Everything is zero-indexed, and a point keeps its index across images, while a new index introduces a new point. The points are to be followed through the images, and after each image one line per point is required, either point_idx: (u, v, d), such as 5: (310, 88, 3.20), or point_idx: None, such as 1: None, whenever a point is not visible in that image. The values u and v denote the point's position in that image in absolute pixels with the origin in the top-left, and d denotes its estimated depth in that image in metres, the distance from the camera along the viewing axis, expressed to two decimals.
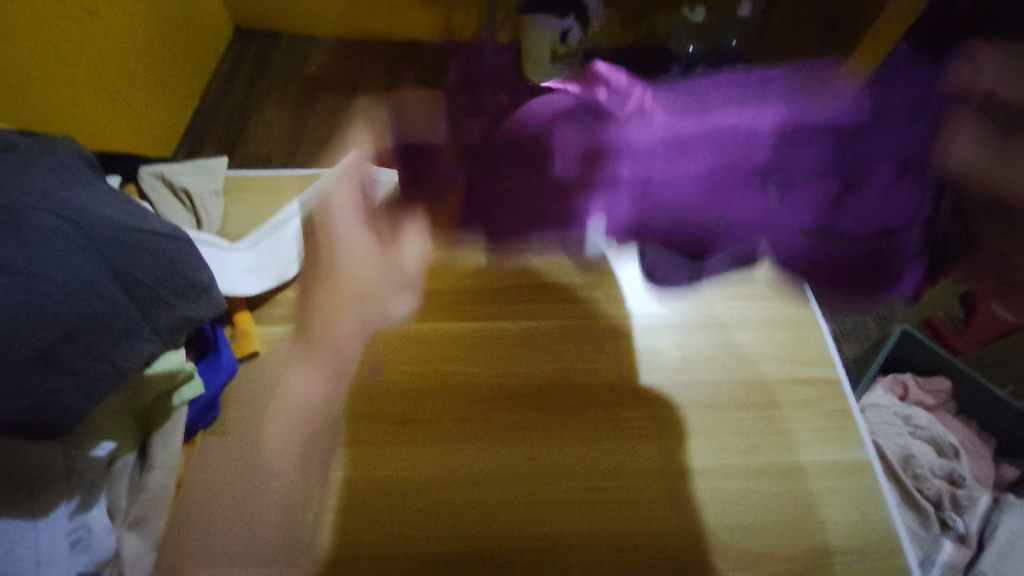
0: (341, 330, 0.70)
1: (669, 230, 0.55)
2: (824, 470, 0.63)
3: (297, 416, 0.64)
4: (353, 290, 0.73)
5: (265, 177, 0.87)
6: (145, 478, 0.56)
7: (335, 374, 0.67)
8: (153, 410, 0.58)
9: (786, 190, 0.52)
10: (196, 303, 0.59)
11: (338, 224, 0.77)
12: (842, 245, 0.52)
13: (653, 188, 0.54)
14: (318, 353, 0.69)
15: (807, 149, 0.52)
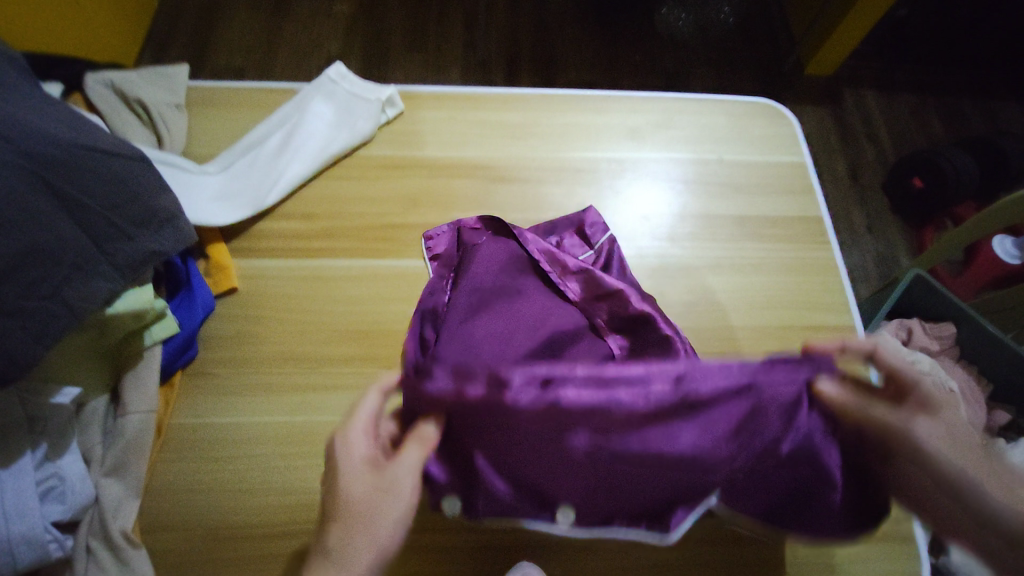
0: (365, 499, 0.44)
1: (604, 444, 0.42)
2: None
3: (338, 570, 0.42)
4: (363, 476, 0.45)
5: (235, 89, 0.77)
6: (122, 423, 0.51)
7: (370, 537, 0.43)
8: (122, 350, 0.53)
9: (678, 441, 0.41)
10: (160, 234, 0.52)
11: (357, 425, 0.47)
12: (809, 506, 0.48)
13: (604, 440, 0.41)
14: (350, 514, 0.44)
15: (701, 401, 0.40)
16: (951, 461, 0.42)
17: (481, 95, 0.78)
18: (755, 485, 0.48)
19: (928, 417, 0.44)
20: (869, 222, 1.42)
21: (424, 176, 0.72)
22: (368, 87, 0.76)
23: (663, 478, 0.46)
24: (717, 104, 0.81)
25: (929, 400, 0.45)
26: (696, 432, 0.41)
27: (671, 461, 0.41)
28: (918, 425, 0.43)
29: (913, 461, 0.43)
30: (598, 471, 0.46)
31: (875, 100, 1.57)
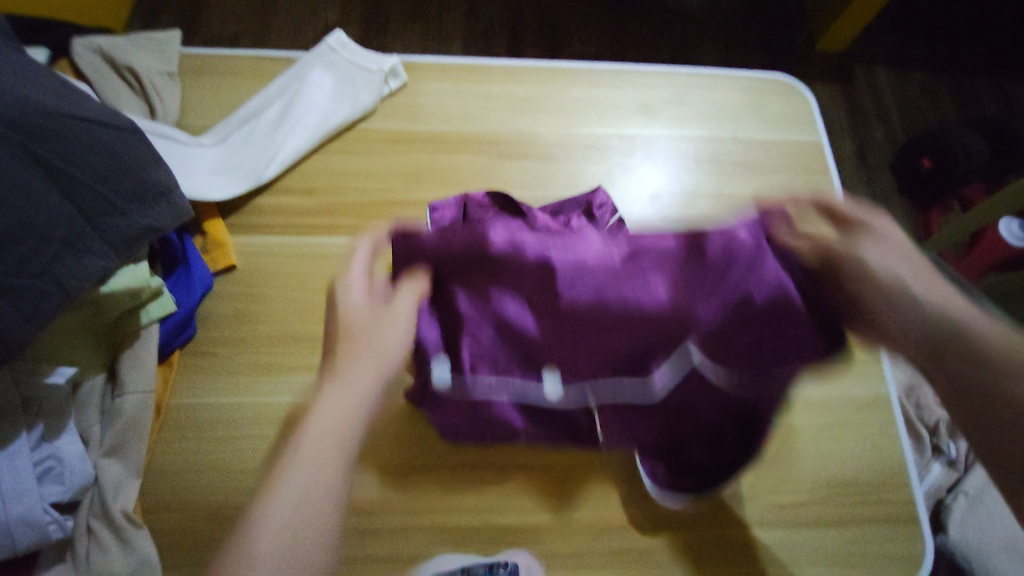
0: (362, 331, 0.42)
1: (575, 289, 0.45)
2: (842, 405, 0.61)
3: (332, 393, 0.38)
4: (359, 311, 0.43)
5: (230, 56, 0.73)
6: (118, 403, 0.50)
7: (369, 356, 0.40)
8: (117, 329, 0.51)
9: (637, 284, 0.46)
10: (154, 209, 0.50)
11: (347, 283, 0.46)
12: (795, 355, 0.45)
13: (581, 287, 0.45)
14: (344, 344, 0.41)
15: (646, 254, 0.48)
16: (890, 277, 0.43)
17: (486, 67, 0.75)
18: (745, 353, 0.46)
19: (873, 247, 0.45)
20: (875, 202, 1.39)
21: (428, 151, 0.69)
22: (369, 56, 0.72)
23: (638, 327, 0.46)
24: (732, 79, 0.78)
25: (870, 233, 0.46)
26: (655, 276, 0.47)
27: (647, 310, 0.45)
28: (862, 254, 0.45)
29: (890, 305, 0.42)
30: (581, 320, 0.46)
31: (887, 76, 1.52)
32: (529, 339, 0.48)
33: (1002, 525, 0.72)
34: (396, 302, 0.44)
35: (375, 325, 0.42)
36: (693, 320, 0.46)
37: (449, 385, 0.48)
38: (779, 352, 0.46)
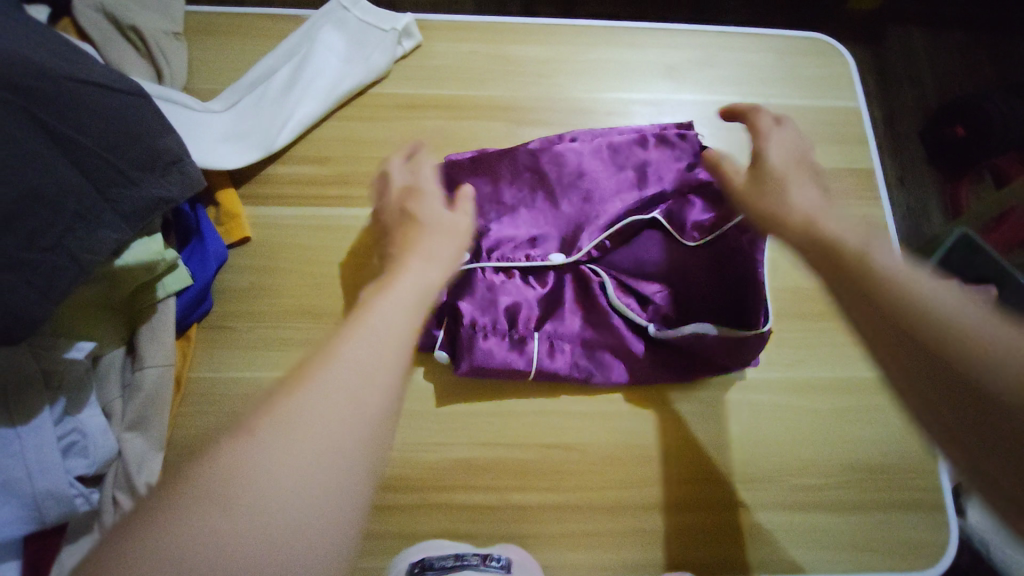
0: (428, 216, 0.52)
1: (572, 177, 0.60)
2: (869, 386, 0.59)
3: (409, 255, 0.47)
4: (423, 203, 0.54)
5: (235, 15, 0.70)
6: (139, 376, 0.49)
7: (439, 233, 0.50)
8: (135, 302, 0.50)
9: (614, 167, 0.61)
10: (164, 179, 0.47)
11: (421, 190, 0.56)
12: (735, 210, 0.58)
13: (576, 175, 0.60)
14: (415, 224, 0.51)
15: (626, 149, 0.61)
16: (797, 191, 0.45)
17: (504, 26, 0.71)
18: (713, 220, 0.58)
19: (778, 161, 0.48)
20: (902, 172, 1.32)
21: (444, 117, 0.66)
22: (381, 14, 0.68)
23: (621, 202, 0.60)
24: (766, 40, 0.73)
25: (775, 141, 0.50)
26: (633, 153, 0.61)
27: (625, 193, 0.60)
28: (768, 160, 0.48)
29: (826, 247, 0.39)
30: (581, 185, 0.60)
31: (922, 35, 1.42)
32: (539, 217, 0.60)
33: None
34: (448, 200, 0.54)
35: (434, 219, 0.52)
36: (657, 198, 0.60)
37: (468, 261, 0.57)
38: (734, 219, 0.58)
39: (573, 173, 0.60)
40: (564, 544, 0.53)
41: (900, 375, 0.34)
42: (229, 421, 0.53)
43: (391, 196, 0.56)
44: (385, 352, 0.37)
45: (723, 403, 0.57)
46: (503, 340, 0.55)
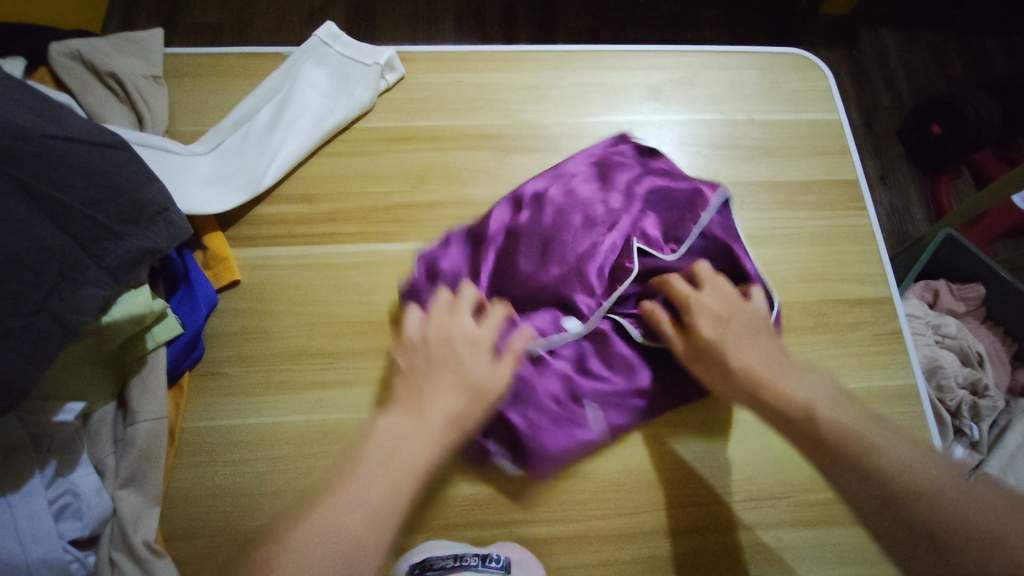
0: (474, 367, 0.48)
1: (540, 237, 0.58)
2: (867, 397, 0.59)
3: (434, 423, 0.45)
4: (471, 343, 0.50)
5: (216, 56, 0.70)
6: (132, 432, 0.49)
7: (476, 400, 0.47)
8: (124, 356, 0.50)
9: (571, 204, 0.59)
10: (151, 230, 0.47)
11: (460, 312, 0.52)
12: (689, 202, 0.59)
13: (544, 230, 0.58)
14: (457, 371, 0.48)
15: (576, 188, 0.60)
16: (750, 353, 0.48)
17: (486, 55, 0.71)
18: (676, 221, 0.58)
19: (718, 320, 0.51)
20: (883, 172, 1.34)
21: (430, 149, 0.66)
22: (363, 49, 0.69)
23: (599, 233, 0.58)
24: (744, 56, 0.75)
25: (712, 294, 0.52)
26: (588, 192, 0.60)
27: (599, 226, 0.58)
28: (714, 312, 0.51)
29: (771, 408, 0.45)
30: (553, 239, 0.57)
31: (893, 38, 1.46)
32: (531, 288, 0.56)
33: None
34: (487, 337, 0.51)
35: (467, 360, 0.49)
36: (632, 217, 0.59)
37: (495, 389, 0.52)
38: (698, 210, 0.58)
39: (541, 230, 0.58)
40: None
41: (869, 507, 0.39)
42: (226, 470, 0.52)
43: (438, 317, 0.51)
44: (372, 531, 0.38)
45: (725, 423, 0.57)
46: (559, 420, 0.53)
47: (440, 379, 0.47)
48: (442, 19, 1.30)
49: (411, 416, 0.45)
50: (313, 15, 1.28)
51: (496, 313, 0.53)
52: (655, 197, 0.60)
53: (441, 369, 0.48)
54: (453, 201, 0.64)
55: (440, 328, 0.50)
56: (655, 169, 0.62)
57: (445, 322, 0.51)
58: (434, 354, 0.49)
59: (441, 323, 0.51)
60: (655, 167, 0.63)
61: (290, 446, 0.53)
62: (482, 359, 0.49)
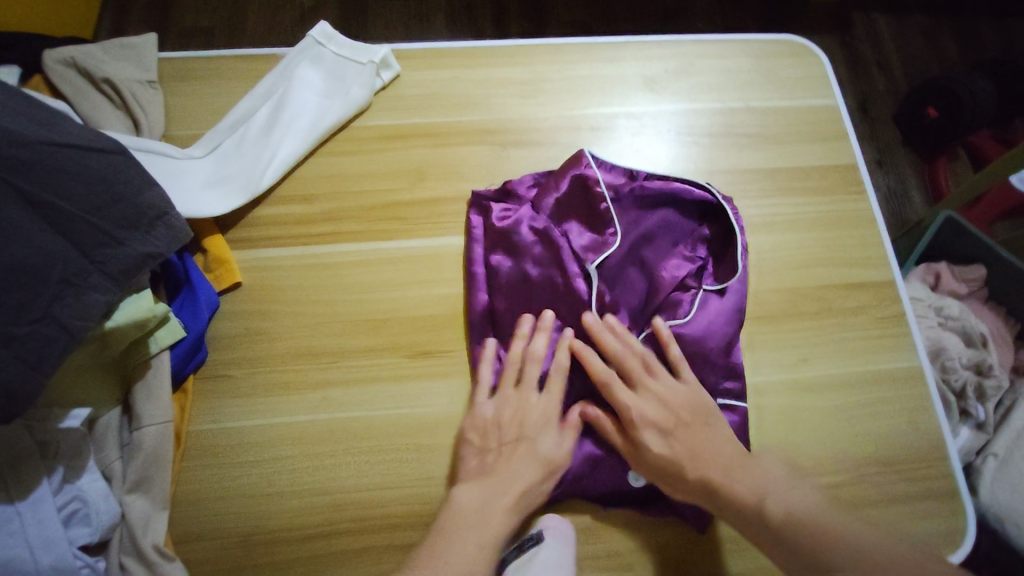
0: (546, 441, 0.51)
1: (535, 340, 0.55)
2: (874, 379, 0.59)
3: (512, 495, 0.48)
4: (541, 417, 0.51)
5: (210, 59, 0.69)
6: (138, 436, 0.48)
7: (549, 474, 0.50)
8: (127, 361, 0.49)
9: (509, 287, 0.57)
10: (151, 234, 0.46)
11: (527, 379, 0.53)
12: (591, 197, 0.59)
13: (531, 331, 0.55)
14: (529, 449, 0.50)
15: (502, 276, 0.57)
16: (692, 453, 0.49)
17: (481, 50, 0.71)
18: (591, 209, 0.59)
19: (656, 430, 0.51)
20: (881, 156, 1.34)
21: (428, 145, 0.66)
22: (357, 47, 0.68)
23: (558, 284, 0.57)
24: (740, 44, 0.74)
25: (646, 397, 0.52)
26: (522, 263, 0.57)
27: (557, 280, 0.57)
28: (656, 424, 0.51)
29: (727, 506, 0.47)
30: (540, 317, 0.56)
31: (887, 22, 1.45)
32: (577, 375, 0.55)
33: None
34: (555, 403, 0.52)
35: (537, 433, 0.51)
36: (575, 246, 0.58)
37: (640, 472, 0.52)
38: (593, 187, 0.59)
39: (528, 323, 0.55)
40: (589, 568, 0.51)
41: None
42: (232, 473, 0.52)
43: (507, 390, 0.53)
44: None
45: None
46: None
47: (513, 456, 0.50)
48: (434, 17, 1.30)
49: (484, 494, 0.48)
50: (305, 16, 1.28)
51: (559, 378, 0.53)
52: (562, 213, 0.60)
53: (512, 445, 0.50)
54: (452, 197, 0.64)
55: (510, 397, 0.53)
56: (547, 186, 0.61)
57: (513, 392, 0.53)
58: (508, 426, 0.51)
59: (511, 392, 0.53)
60: (530, 196, 0.61)
61: (294, 446, 0.53)
62: (551, 431, 0.51)
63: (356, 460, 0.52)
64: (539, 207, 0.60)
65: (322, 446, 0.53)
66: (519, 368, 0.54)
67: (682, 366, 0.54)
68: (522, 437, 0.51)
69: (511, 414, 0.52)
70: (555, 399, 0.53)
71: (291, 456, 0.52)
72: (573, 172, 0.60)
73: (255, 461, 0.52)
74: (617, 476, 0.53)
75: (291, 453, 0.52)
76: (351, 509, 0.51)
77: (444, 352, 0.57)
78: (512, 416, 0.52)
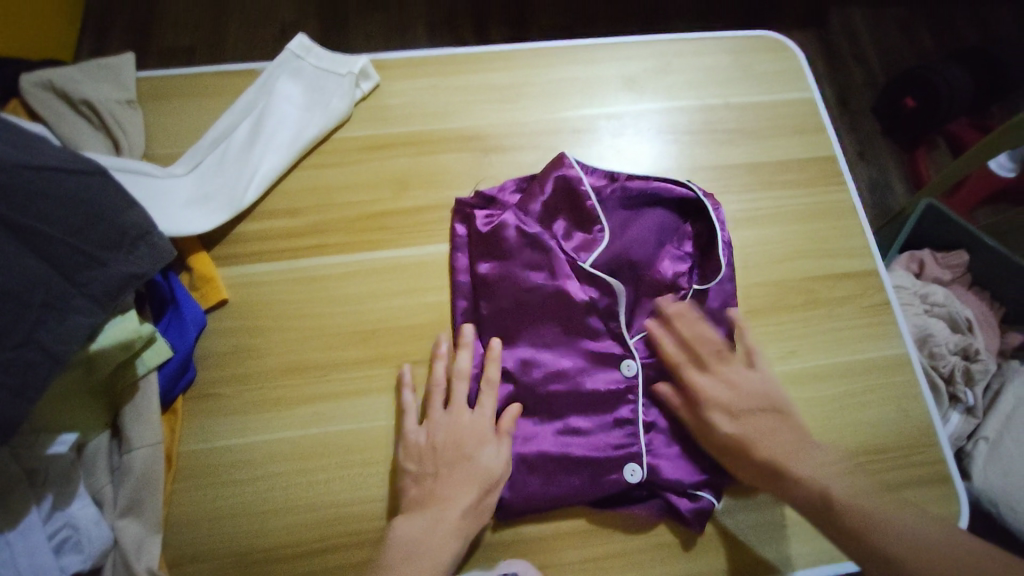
0: (483, 455, 0.50)
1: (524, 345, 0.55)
2: (862, 368, 0.60)
3: (453, 516, 0.48)
4: (474, 433, 0.51)
5: (190, 76, 0.69)
6: (127, 460, 0.48)
7: (488, 487, 0.49)
8: (115, 383, 0.49)
9: (495, 292, 0.57)
10: (133, 256, 0.46)
11: (454, 394, 0.53)
12: (575, 199, 0.60)
13: (520, 336, 0.56)
14: (465, 466, 0.49)
15: (488, 281, 0.57)
16: (756, 436, 0.51)
17: (460, 57, 0.71)
18: (578, 210, 0.60)
19: (724, 412, 0.52)
20: (862, 147, 1.35)
21: (412, 154, 0.66)
22: (336, 59, 0.68)
23: (545, 286, 0.56)
24: (717, 42, 0.75)
25: (715, 380, 0.54)
26: (511, 268, 0.57)
27: (543, 283, 0.56)
28: (729, 404, 0.53)
29: (789, 489, 0.49)
30: (530, 321, 0.56)
31: (862, 16, 1.48)
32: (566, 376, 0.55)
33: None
34: (486, 413, 0.52)
35: (469, 448, 0.50)
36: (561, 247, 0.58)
37: (636, 473, 0.52)
38: (578, 187, 0.59)
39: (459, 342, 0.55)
40: (587, 571, 0.51)
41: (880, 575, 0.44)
42: (225, 492, 0.51)
43: (437, 412, 0.52)
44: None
45: None
46: (677, 440, 0.54)
47: (448, 475, 0.49)
48: (415, 26, 1.30)
49: (426, 519, 0.47)
50: (286, 29, 1.28)
51: (489, 392, 0.53)
52: (550, 217, 0.60)
53: (447, 464, 0.50)
54: (438, 205, 0.64)
55: (438, 416, 0.52)
56: (531, 191, 0.61)
57: (440, 411, 0.52)
58: (439, 446, 0.51)
59: (438, 412, 0.52)
60: (514, 202, 0.61)
61: (287, 462, 0.52)
62: (484, 441, 0.51)
63: (350, 473, 0.52)
64: (525, 212, 0.60)
65: (315, 461, 0.52)
66: (442, 385, 0.54)
67: (752, 355, 0.56)
68: (456, 454, 0.50)
69: (441, 435, 0.51)
70: (484, 410, 0.52)
71: (283, 473, 0.52)
72: (556, 175, 0.60)
73: (248, 478, 0.52)
74: (618, 479, 0.52)
75: (284, 469, 0.52)
76: (346, 523, 0.51)
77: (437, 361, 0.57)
78: (444, 435, 0.51)
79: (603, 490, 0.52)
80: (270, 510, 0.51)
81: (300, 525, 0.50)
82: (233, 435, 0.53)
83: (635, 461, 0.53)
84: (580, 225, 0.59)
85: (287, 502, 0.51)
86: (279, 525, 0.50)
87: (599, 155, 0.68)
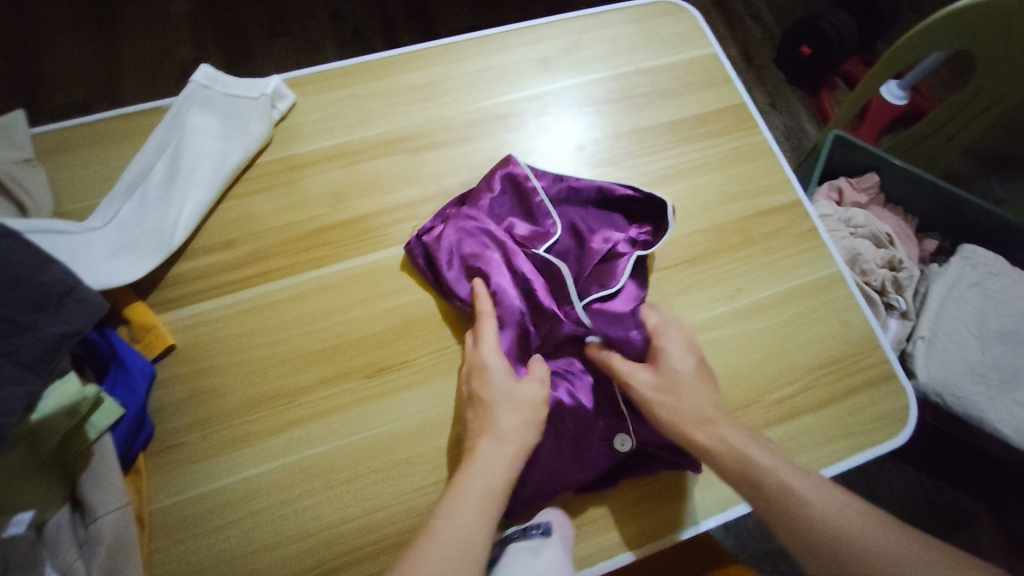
0: (504, 386, 0.51)
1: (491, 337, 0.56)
2: (806, 291, 0.64)
3: (491, 443, 0.47)
4: (490, 368, 0.52)
5: (88, 123, 0.66)
6: (95, 529, 0.45)
7: (522, 411, 0.50)
8: (67, 451, 0.46)
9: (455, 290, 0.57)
10: (64, 311, 0.43)
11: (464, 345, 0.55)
12: (520, 191, 0.61)
13: None
14: (490, 402, 0.50)
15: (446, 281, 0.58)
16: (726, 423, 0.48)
17: (373, 63, 0.71)
18: (524, 199, 0.61)
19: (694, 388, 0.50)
20: (772, 97, 1.43)
21: (342, 166, 0.65)
22: (247, 83, 0.67)
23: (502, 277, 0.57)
24: (618, 13, 0.78)
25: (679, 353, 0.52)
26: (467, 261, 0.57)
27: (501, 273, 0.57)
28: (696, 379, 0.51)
29: (755, 495, 0.44)
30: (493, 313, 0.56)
31: None
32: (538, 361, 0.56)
33: (959, 356, 0.79)
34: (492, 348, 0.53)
35: (488, 386, 0.51)
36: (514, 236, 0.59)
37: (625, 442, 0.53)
38: (524, 182, 0.61)
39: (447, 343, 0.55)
40: (591, 533, 0.52)
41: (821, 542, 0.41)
42: (209, 540, 0.49)
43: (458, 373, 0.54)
44: None
45: None
46: None
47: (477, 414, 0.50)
48: (321, 45, 1.28)
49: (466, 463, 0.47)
50: (187, 68, 1.23)
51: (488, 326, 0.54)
52: (500, 212, 0.62)
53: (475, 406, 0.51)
54: (377, 210, 0.64)
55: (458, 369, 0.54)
56: (479, 188, 0.62)
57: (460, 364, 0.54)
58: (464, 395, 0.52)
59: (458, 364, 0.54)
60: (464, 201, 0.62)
61: (271, 493, 0.51)
62: (498, 370, 0.52)
63: (337, 492, 0.51)
64: (475, 207, 0.61)
65: (299, 488, 0.51)
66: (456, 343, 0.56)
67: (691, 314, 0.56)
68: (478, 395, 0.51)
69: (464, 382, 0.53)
70: (492, 346, 0.53)
71: (269, 507, 0.50)
72: (499, 172, 0.62)
73: (232, 519, 0.50)
74: (606, 448, 0.53)
75: (270, 501, 0.51)
76: (344, 542, 0.50)
77: (408, 370, 0.56)
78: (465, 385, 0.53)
79: (594, 465, 0.53)
80: (261, 546, 0.49)
81: (295, 556, 0.49)
82: (208, 481, 0.51)
83: (622, 431, 0.54)
84: (526, 212, 0.61)
85: (278, 536, 0.50)
86: (274, 559, 0.49)
87: (528, 138, 0.69)
